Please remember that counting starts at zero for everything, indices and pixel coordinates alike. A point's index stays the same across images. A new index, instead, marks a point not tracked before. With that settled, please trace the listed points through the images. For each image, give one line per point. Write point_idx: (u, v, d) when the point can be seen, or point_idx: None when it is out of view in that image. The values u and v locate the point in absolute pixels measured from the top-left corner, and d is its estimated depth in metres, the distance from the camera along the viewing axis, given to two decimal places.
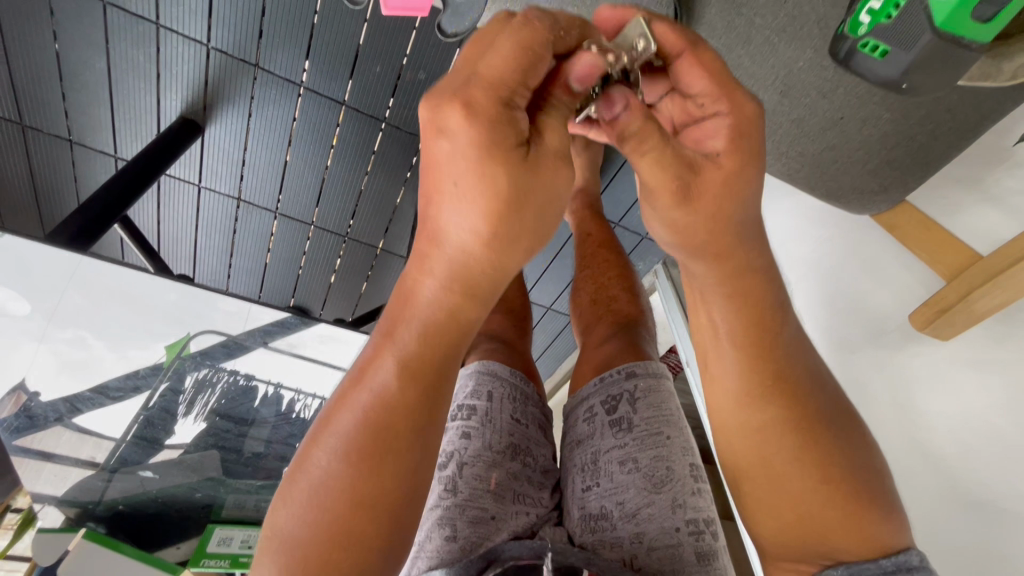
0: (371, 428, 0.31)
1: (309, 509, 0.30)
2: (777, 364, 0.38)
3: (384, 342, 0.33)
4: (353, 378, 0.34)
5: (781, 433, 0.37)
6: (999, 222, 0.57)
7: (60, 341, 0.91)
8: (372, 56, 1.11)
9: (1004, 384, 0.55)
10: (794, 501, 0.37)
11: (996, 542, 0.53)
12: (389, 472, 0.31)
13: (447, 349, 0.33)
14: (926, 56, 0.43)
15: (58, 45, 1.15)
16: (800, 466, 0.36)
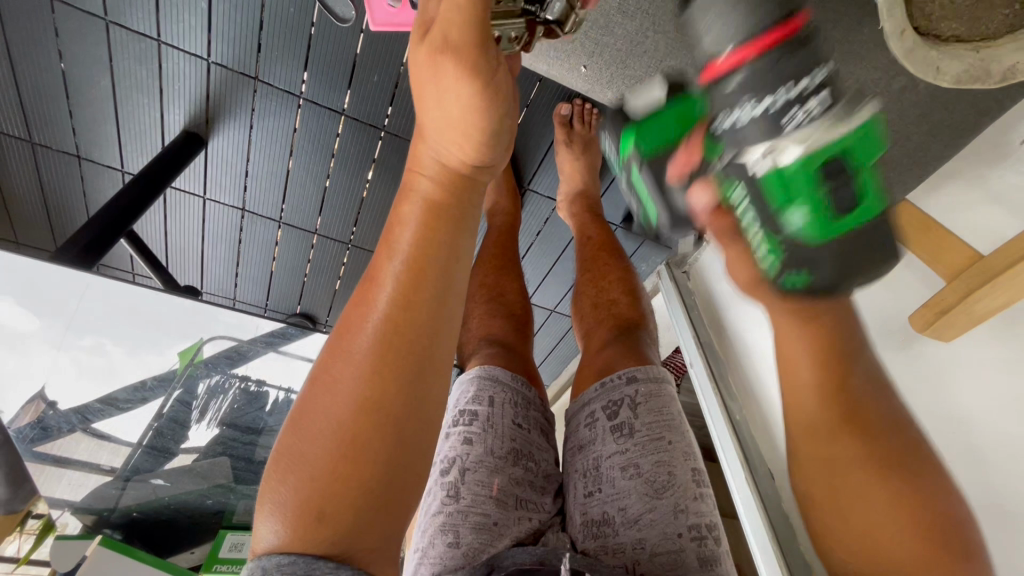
0: (378, 341, 0.33)
1: (326, 415, 0.32)
2: (866, 399, 0.32)
3: (381, 264, 0.35)
4: (354, 308, 0.35)
5: (858, 471, 0.32)
6: (1003, 220, 0.56)
7: (77, 349, 0.92)
8: (370, 66, 1.11)
9: (1005, 386, 0.55)
10: (870, 527, 0.32)
11: (1000, 547, 0.52)
12: (397, 382, 0.32)
13: (443, 255, 0.35)
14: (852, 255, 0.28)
15: (64, 63, 1.17)
16: (882, 505, 0.31)
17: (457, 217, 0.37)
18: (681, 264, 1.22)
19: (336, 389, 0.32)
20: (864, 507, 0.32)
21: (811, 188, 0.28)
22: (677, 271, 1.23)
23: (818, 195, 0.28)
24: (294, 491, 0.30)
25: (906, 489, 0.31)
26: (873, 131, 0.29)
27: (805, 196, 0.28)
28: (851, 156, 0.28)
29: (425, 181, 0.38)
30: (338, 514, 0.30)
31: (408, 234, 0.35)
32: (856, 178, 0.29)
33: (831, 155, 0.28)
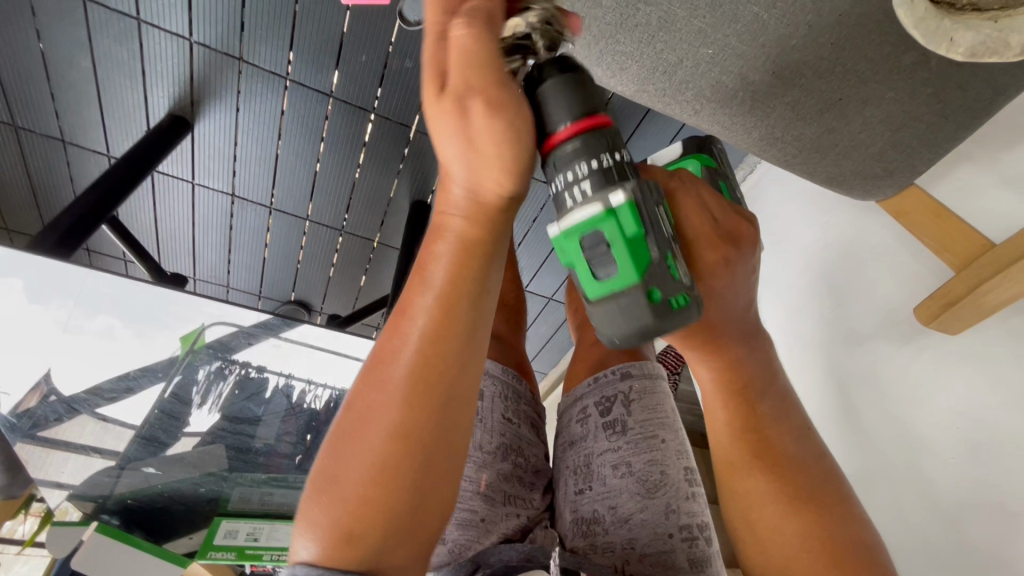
0: (414, 367, 0.30)
1: (362, 443, 0.29)
2: (770, 435, 0.39)
3: (417, 279, 0.32)
4: (387, 324, 0.32)
5: (775, 507, 0.38)
6: (1016, 207, 0.54)
7: (89, 333, 0.98)
8: (358, 46, 1.08)
9: (1013, 378, 0.52)
10: (775, 541, 0.38)
11: (995, 547, 0.50)
12: (432, 410, 0.30)
13: (484, 271, 0.32)
14: (625, 318, 0.32)
15: (43, 44, 1.15)
16: (798, 538, 0.37)
17: (501, 232, 0.33)
18: None
19: (369, 415, 0.30)
20: (770, 526, 0.38)
21: (576, 257, 0.32)
22: None
23: (581, 262, 0.32)
24: (329, 512, 0.29)
25: (812, 524, 0.37)
26: (623, 211, 0.31)
27: (577, 262, 0.33)
28: (604, 232, 0.31)
29: (455, 194, 0.32)
30: (369, 542, 0.28)
31: (443, 251, 0.32)
32: (616, 248, 0.31)
33: (591, 229, 0.31)
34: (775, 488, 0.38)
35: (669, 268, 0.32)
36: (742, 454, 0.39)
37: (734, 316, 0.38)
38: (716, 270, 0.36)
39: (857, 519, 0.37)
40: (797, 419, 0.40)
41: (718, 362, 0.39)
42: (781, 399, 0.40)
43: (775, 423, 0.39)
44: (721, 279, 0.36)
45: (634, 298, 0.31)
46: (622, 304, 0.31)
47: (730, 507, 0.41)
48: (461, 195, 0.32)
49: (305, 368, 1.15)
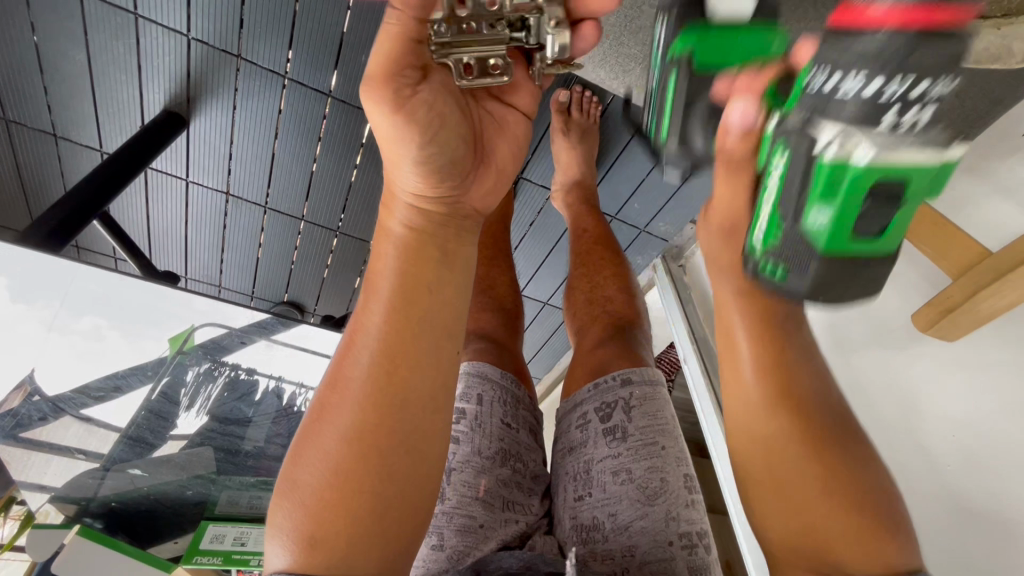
0: (365, 381, 0.34)
1: (321, 449, 0.34)
2: (789, 376, 0.38)
3: (367, 303, 0.36)
4: (345, 346, 0.36)
5: (793, 448, 0.37)
6: (1013, 217, 0.54)
7: (76, 333, 0.94)
8: (357, 46, 1.08)
9: (1009, 387, 0.52)
10: (794, 486, 0.37)
11: (996, 555, 0.50)
12: (380, 416, 0.33)
13: (424, 284, 0.36)
14: (829, 278, 0.32)
15: (37, 37, 1.13)
16: (818, 482, 0.36)
17: (441, 255, 0.37)
18: (677, 257, 1.14)
19: (327, 423, 0.34)
20: (788, 471, 0.37)
21: (859, 206, 0.28)
22: (674, 266, 1.16)
23: (856, 202, 0.28)
24: (293, 514, 0.33)
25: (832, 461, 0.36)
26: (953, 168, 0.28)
27: (848, 212, 0.29)
28: (918, 184, 0.28)
29: (396, 223, 0.37)
30: (327, 540, 0.32)
31: (387, 271, 0.36)
32: (902, 207, 0.29)
33: (907, 182, 0.27)
34: (792, 428, 0.37)
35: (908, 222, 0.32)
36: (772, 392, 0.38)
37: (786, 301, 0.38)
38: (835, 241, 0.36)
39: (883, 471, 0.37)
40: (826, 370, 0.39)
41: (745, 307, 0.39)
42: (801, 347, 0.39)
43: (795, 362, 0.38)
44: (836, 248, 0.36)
45: (877, 266, 0.31)
46: (862, 268, 0.31)
47: (745, 450, 0.40)
48: (403, 218, 0.37)
49: (296, 372, 1.14)
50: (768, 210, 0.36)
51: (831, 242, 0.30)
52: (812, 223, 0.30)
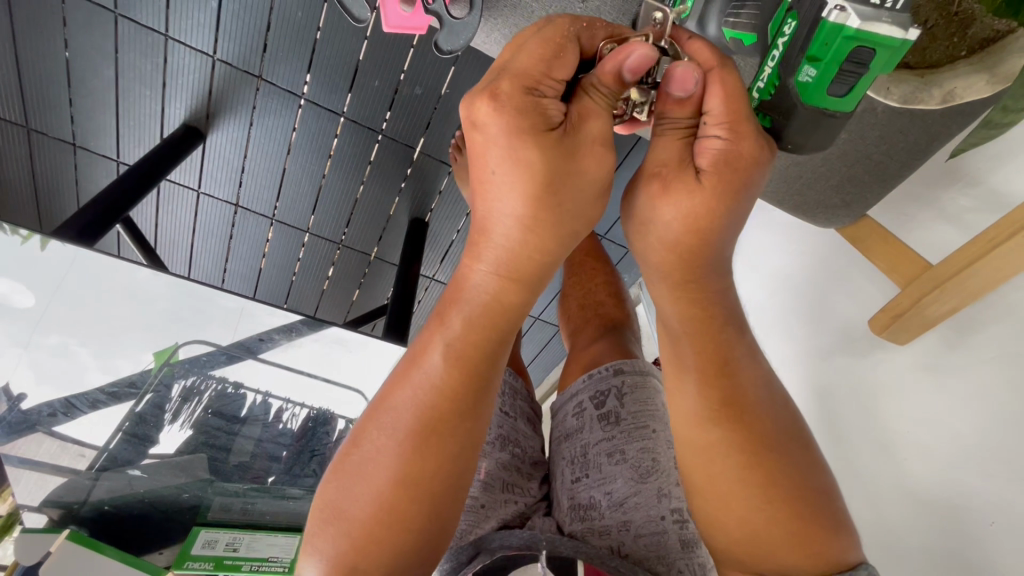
0: (417, 419, 0.37)
1: (368, 477, 0.37)
2: (727, 393, 0.40)
3: (426, 344, 0.40)
4: (396, 382, 0.40)
5: (734, 462, 0.39)
6: (953, 236, 0.62)
7: (43, 351, 0.95)
8: (371, 71, 1.17)
9: (957, 384, 0.59)
10: (739, 489, 0.38)
11: (960, 537, 0.56)
12: (435, 457, 0.37)
13: (490, 335, 0.40)
14: (807, 124, 0.46)
15: (69, 52, 1.18)
16: (760, 496, 0.38)
17: (510, 309, 0.41)
18: None
19: (376, 450, 0.37)
20: (732, 485, 0.38)
21: (841, 57, 0.42)
22: None
23: (836, 63, 0.42)
24: (337, 537, 0.36)
25: (772, 473, 0.38)
26: (904, 42, 0.41)
27: (831, 62, 0.42)
28: (878, 53, 0.41)
29: (482, 271, 0.41)
30: (369, 566, 0.35)
31: (456, 315, 0.40)
32: (867, 73, 0.43)
33: (873, 45, 0.41)
34: (732, 445, 0.39)
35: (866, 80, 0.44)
36: (710, 411, 0.40)
37: (745, 376, 0.41)
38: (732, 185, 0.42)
39: (817, 477, 0.39)
40: (769, 376, 0.41)
41: (681, 302, 0.43)
42: (753, 370, 0.41)
43: (746, 386, 0.40)
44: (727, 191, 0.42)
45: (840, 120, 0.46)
46: (826, 116, 0.45)
47: (691, 469, 0.41)
48: (491, 264, 0.41)
49: (285, 387, 1.14)
50: (769, 69, 0.49)
51: (813, 91, 0.44)
52: (802, 78, 0.44)
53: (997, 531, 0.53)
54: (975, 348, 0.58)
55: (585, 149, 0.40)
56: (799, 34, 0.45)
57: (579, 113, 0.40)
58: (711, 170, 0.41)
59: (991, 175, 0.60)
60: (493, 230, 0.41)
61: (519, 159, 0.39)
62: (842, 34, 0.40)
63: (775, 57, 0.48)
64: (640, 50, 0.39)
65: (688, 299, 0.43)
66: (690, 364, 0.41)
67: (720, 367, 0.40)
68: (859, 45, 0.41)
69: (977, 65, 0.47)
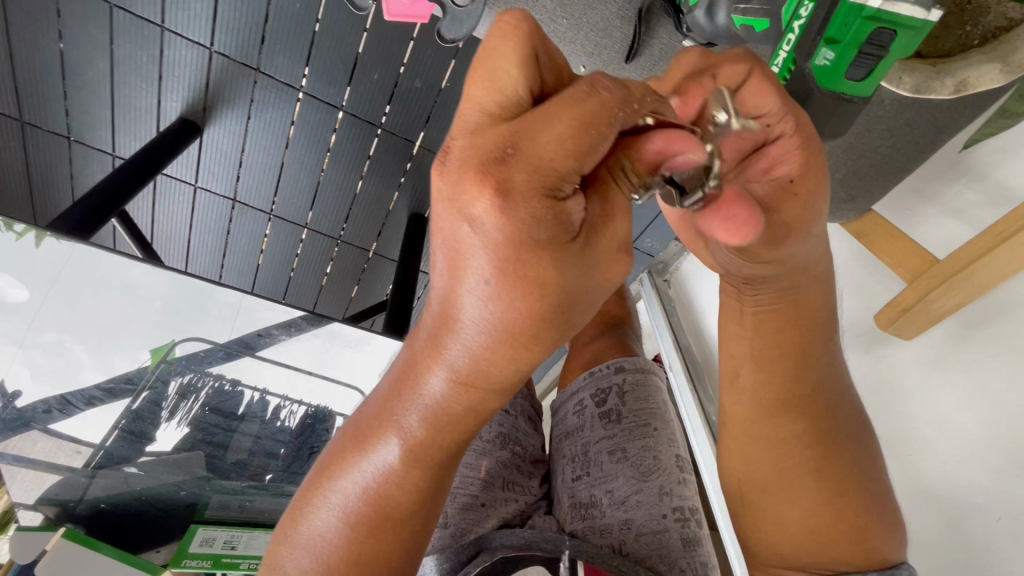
0: (367, 515, 0.36)
1: (314, 555, 0.37)
2: (806, 391, 0.47)
3: (388, 413, 0.36)
4: (357, 440, 0.37)
5: (804, 451, 0.47)
6: (958, 230, 0.62)
7: (38, 348, 0.93)
8: (371, 64, 1.16)
9: (963, 378, 0.59)
10: (803, 475, 0.47)
11: (964, 532, 0.56)
12: (387, 546, 0.37)
13: (451, 442, 0.35)
14: (820, 112, 0.46)
15: (63, 44, 1.17)
16: (818, 491, 0.46)
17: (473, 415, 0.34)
18: (663, 272, 1.19)
19: (324, 532, 0.37)
20: (796, 476, 0.47)
21: (859, 39, 0.41)
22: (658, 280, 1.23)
23: (854, 46, 0.42)
24: None
25: (835, 471, 0.46)
26: (924, 25, 0.40)
27: (849, 44, 0.42)
28: (897, 37, 0.41)
29: (442, 379, 0.33)
30: None
31: (413, 416, 0.35)
32: (885, 56, 0.42)
33: (894, 28, 0.41)
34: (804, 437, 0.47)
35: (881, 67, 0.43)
36: (787, 407, 0.47)
37: (821, 380, 0.47)
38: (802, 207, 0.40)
39: (869, 479, 0.47)
40: (838, 379, 0.49)
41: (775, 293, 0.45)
42: (829, 370, 0.48)
43: (820, 390, 0.47)
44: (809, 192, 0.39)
45: (855, 106, 0.45)
46: (841, 100, 0.45)
47: (761, 454, 0.48)
48: (448, 373, 0.32)
49: (281, 384, 1.13)
50: (784, 53, 0.49)
51: (828, 74, 0.44)
52: (819, 61, 0.44)
53: (1003, 527, 0.52)
54: (982, 342, 0.58)
55: (606, 257, 0.31)
56: (817, 17, 0.44)
57: (604, 209, 0.32)
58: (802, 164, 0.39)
59: (997, 169, 0.59)
60: (462, 335, 0.31)
61: (523, 285, 0.29)
62: (864, 13, 0.40)
63: (790, 40, 0.48)
64: (693, 151, 0.34)
65: (778, 302, 0.45)
66: (762, 368, 0.48)
67: (799, 365, 0.47)
68: (880, 26, 0.41)
69: (989, 54, 0.46)
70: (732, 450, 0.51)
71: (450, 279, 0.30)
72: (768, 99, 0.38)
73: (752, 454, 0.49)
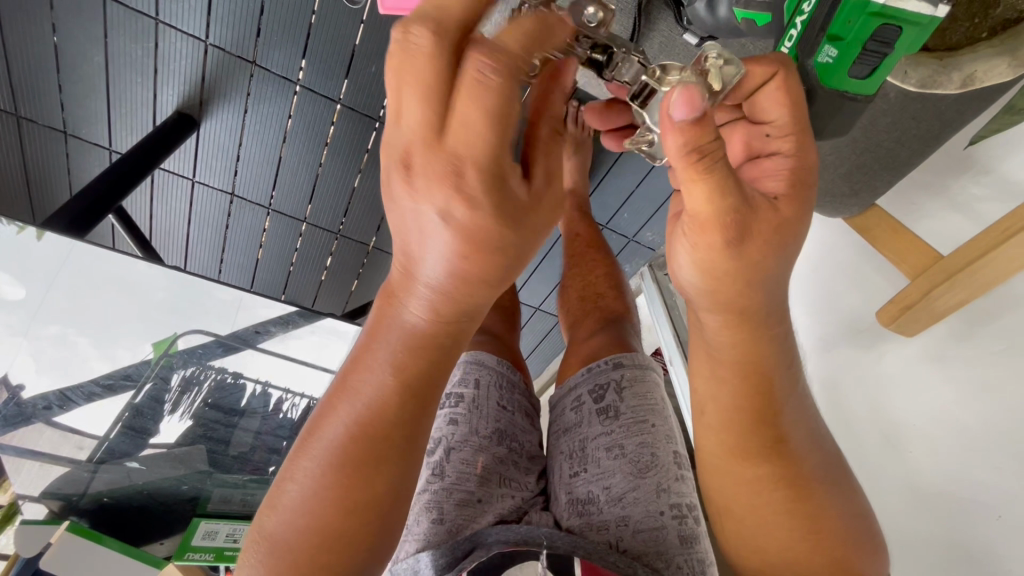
0: (352, 457, 0.36)
1: (298, 510, 0.36)
2: (774, 433, 0.45)
3: (352, 373, 0.38)
4: (323, 410, 0.39)
5: (777, 493, 0.45)
6: (962, 225, 0.61)
7: (43, 340, 0.92)
8: (368, 57, 1.15)
9: (964, 376, 0.59)
10: (780, 516, 0.45)
11: (962, 530, 0.56)
12: (376, 488, 0.36)
13: (429, 364, 0.38)
14: (823, 108, 0.45)
15: (57, 37, 1.15)
16: (797, 527, 0.44)
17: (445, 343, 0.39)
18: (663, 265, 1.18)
19: (307, 484, 0.36)
20: (772, 515, 0.45)
21: (862, 36, 0.40)
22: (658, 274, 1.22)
23: (857, 45, 0.41)
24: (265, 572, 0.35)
25: (812, 506, 0.44)
26: (933, 22, 0.39)
27: (852, 42, 0.41)
28: (904, 32, 0.39)
29: (416, 304, 0.37)
30: None
31: (390, 345, 0.38)
32: (891, 53, 0.41)
33: (900, 24, 0.39)
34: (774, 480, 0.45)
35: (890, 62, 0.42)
36: (757, 447, 0.45)
37: (790, 415, 0.45)
38: (771, 232, 0.37)
39: (847, 511, 0.45)
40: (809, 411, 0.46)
41: (735, 335, 0.42)
42: (797, 408, 0.45)
43: (790, 429, 0.45)
44: (781, 240, 0.38)
45: (860, 103, 0.44)
46: (845, 97, 0.44)
47: (734, 494, 0.47)
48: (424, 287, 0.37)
49: (282, 376, 1.12)
50: (788, 47, 0.49)
51: (831, 74, 0.43)
52: (821, 59, 0.43)
53: (1003, 525, 0.52)
54: (983, 339, 0.58)
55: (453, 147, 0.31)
56: (821, 12, 0.44)
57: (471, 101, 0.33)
58: (788, 191, 0.38)
59: (1005, 162, 0.58)
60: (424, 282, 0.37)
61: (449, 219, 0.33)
62: (867, 11, 0.39)
63: (793, 36, 0.47)
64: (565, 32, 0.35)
65: (747, 339, 0.42)
66: (732, 409, 0.45)
67: (764, 408, 0.44)
68: (885, 23, 0.39)
69: (998, 48, 0.44)
70: (715, 485, 0.49)
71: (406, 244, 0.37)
72: (776, 112, 0.39)
73: (722, 494, 0.48)
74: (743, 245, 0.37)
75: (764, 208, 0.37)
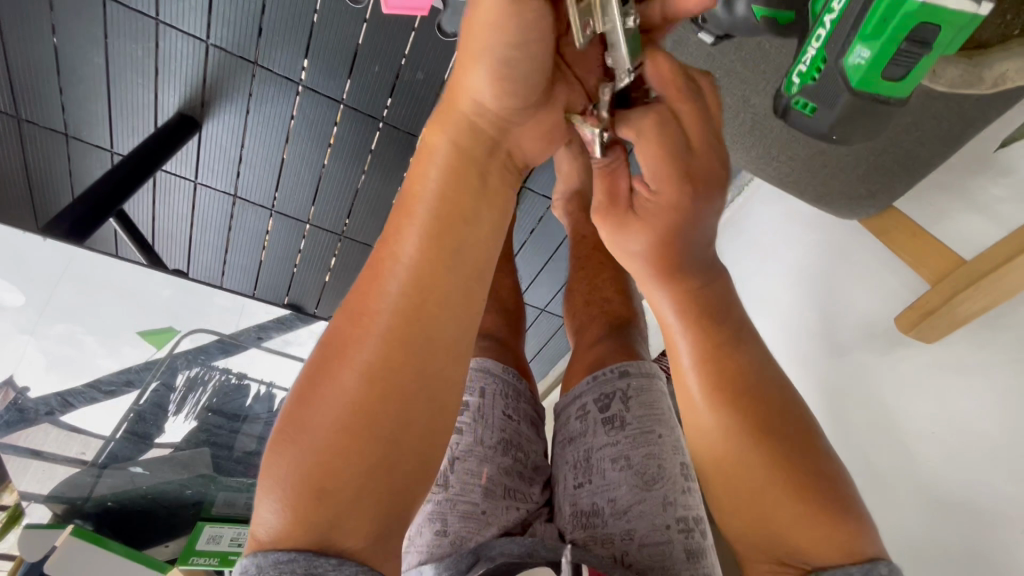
0: (398, 322, 0.31)
1: (339, 389, 0.31)
2: (737, 382, 0.41)
3: (367, 299, 0.32)
4: (329, 347, 0.32)
5: (743, 442, 0.40)
6: (984, 228, 0.60)
7: (51, 339, 0.89)
8: (372, 57, 1.14)
9: (984, 382, 0.57)
10: (743, 465, 0.40)
11: (982, 541, 0.54)
12: (422, 359, 0.32)
13: (471, 203, 0.34)
14: (850, 114, 0.42)
15: (57, 38, 1.15)
16: (765, 475, 0.39)
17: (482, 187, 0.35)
18: None
19: (350, 359, 0.31)
20: (738, 469, 0.40)
21: (900, 36, 0.37)
22: None
23: (893, 44, 0.37)
24: (297, 466, 0.30)
25: (782, 453, 0.39)
26: (971, 20, 0.36)
27: (887, 42, 0.37)
28: (941, 31, 0.37)
29: (448, 142, 0.35)
30: (341, 492, 0.29)
31: (433, 187, 0.34)
32: (928, 54, 0.38)
33: (937, 22, 0.36)
34: (737, 429, 0.40)
35: (926, 64, 0.39)
36: (724, 390, 0.40)
37: (754, 364, 0.41)
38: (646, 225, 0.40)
39: (828, 469, 0.39)
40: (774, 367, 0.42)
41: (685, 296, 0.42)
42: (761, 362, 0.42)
43: (757, 377, 0.41)
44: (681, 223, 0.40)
45: (893, 105, 0.41)
46: (878, 100, 0.41)
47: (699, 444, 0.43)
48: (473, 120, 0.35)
49: (288, 377, 1.10)
50: (813, 50, 0.44)
51: (865, 75, 0.40)
52: (853, 60, 0.40)
53: None
54: (1004, 345, 0.57)
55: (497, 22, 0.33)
56: (850, 13, 0.39)
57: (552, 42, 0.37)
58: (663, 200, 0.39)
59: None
60: (468, 115, 0.35)
61: (502, 81, 0.34)
62: (903, 10, 0.36)
63: (820, 35, 0.43)
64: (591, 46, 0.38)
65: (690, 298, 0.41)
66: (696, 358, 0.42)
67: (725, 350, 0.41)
68: (922, 22, 0.36)
69: None
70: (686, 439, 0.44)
71: (462, 59, 0.34)
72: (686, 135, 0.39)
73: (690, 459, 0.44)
74: (628, 226, 0.41)
75: (640, 200, 0.40)
